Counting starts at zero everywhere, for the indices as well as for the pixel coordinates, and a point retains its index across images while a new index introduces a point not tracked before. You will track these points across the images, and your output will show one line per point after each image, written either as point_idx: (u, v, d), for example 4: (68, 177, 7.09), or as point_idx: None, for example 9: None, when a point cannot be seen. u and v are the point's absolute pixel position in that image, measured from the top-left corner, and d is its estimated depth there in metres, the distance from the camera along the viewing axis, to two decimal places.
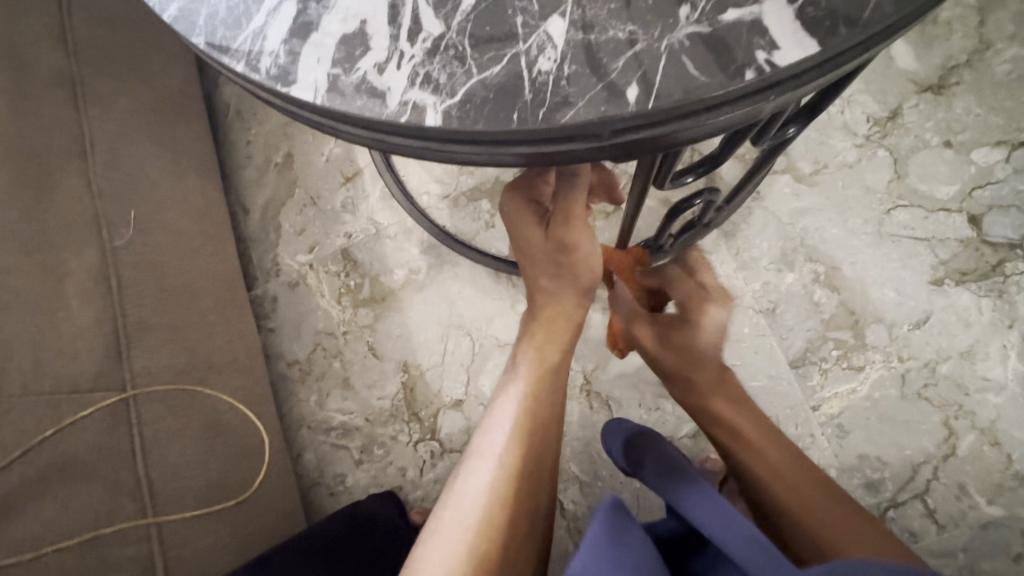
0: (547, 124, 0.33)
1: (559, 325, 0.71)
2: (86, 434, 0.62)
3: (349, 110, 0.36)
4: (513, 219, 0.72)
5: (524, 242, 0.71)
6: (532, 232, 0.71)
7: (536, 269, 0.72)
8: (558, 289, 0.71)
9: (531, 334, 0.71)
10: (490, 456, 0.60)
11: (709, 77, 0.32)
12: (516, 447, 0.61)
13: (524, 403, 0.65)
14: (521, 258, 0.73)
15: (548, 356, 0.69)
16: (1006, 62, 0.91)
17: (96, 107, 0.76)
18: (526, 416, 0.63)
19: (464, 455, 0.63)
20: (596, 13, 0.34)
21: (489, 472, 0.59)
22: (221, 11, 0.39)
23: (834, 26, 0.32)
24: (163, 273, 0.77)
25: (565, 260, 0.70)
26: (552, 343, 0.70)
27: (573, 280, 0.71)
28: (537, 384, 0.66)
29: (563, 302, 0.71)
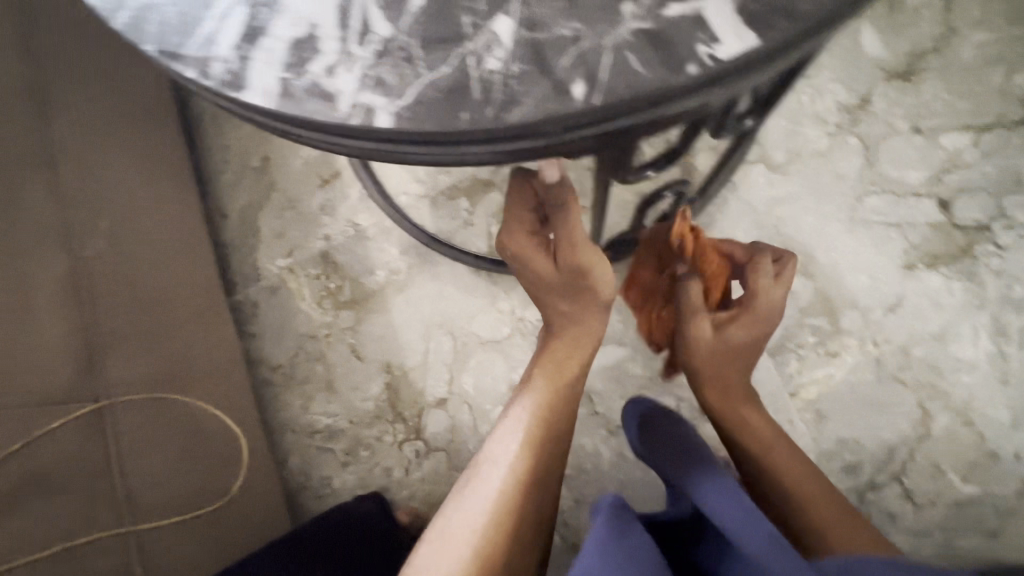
0: (495, 123, 0.34)
1: (579, 347, 0.70)
2: (62, 445, 0.63)
3: (301, 114, 0.36)
4: (521, 257, 0.68)
5: (538, 276, 0.68)
6: (542, 263, 0.67)
7: (550, 295, 0.69)
8: (575, 311, 0.69)
9: (551, 352, 0.70)
10: (502, 462, 0.61)
11: (652, 73, 0.33)
12: (525, 453, 0.62)
13: (535, 413, 0.65)
14: (533, 286, 0.70)
15: (568, 374, 0.69)
16: (972, 48, 0.92)
17: (62, 117, 0.75)
18: (538, 425, 0.64)
19: (474, 462, 0.64)
20: (542, 11, 0.34)
21: (500, 476, 0.59)
22: (171, 16, 0.39)
23: (773, 19, 0.32)
24: (137, 283, 0.76)
25: (579, 285, 0.67)
26: (573, 361, 0.70)
27: (591, 301, 0.69)
28: (552, 395, 0.67)
29: (582, 324, 0.70)
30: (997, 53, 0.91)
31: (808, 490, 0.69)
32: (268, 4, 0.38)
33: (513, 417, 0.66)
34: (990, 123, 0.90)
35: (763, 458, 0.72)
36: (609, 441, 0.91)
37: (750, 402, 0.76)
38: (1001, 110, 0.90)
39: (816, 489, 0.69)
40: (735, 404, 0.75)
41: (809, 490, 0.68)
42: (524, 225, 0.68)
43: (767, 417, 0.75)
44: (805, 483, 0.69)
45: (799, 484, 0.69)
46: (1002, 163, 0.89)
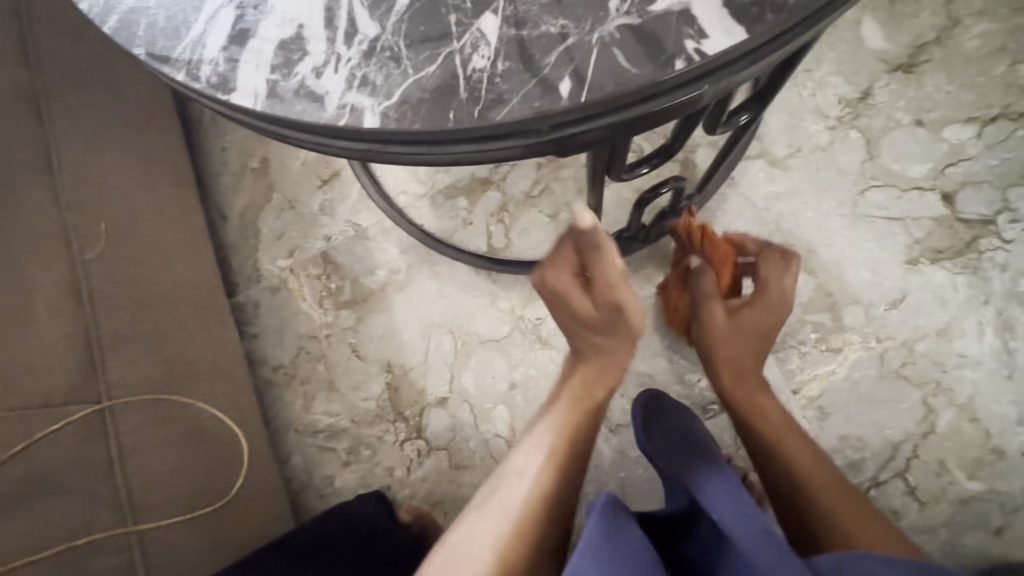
0: (481, 122, 0.34)
1: (607, 374, 0.69)
2: (63, 446, 0.63)
3: (289, 115, 0.36)
4: (558, 295, 0.66)
5: (575, 312, 0.67)
6: (582, 302, 0.66)
7: (584, 331, 0.68)
8: (608, 344, 0.69)
9: (578, 377, 0.70)
10: (525, 474, 0.61)
11: (639, 69, 0.32)
12: (546, 469, 0.61)
13: (559, 428, 0.65)
14: (568, 322, 0.69)
15: (594, 399, 0.68)
16: (975, 39, 0.91)
17: (61, 121, 0.76)
18: (562, 443, 0.63)
19: (494, 476, 0.63)
20: (528, 9, 0.34)
21: (523, 488, 0.59)
22: (160, 20, 0.39)
23: (761, 13, 0.32)
24: (138, 284, 0.77)
25: (616, 323, 0.66)
26: (600, 387, 0.69)
27: (624, 336, 0.68)
28: (575, 415, 0.67)
29: (612, 355, 0.69)
30: (1001, 44, 0.90)
31: (823, 478, 0.64)
32: (256, 6, 0.38)
33: (536, 436, 0.65)
34: (994, 115, 0.88)
35: (778, 446, 0.68)
36: (609, 439, 0.90)
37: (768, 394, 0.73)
38: (1005, 102, 0.88)
39: (832, 480, 0.64)
40: (750, 386, 0.73)
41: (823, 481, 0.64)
42: (562, 266, 0.65)
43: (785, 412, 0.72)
44: (819, 474, 0.64)
45: (813, 473, 0.65)
46: (1006, 155, 0.87)
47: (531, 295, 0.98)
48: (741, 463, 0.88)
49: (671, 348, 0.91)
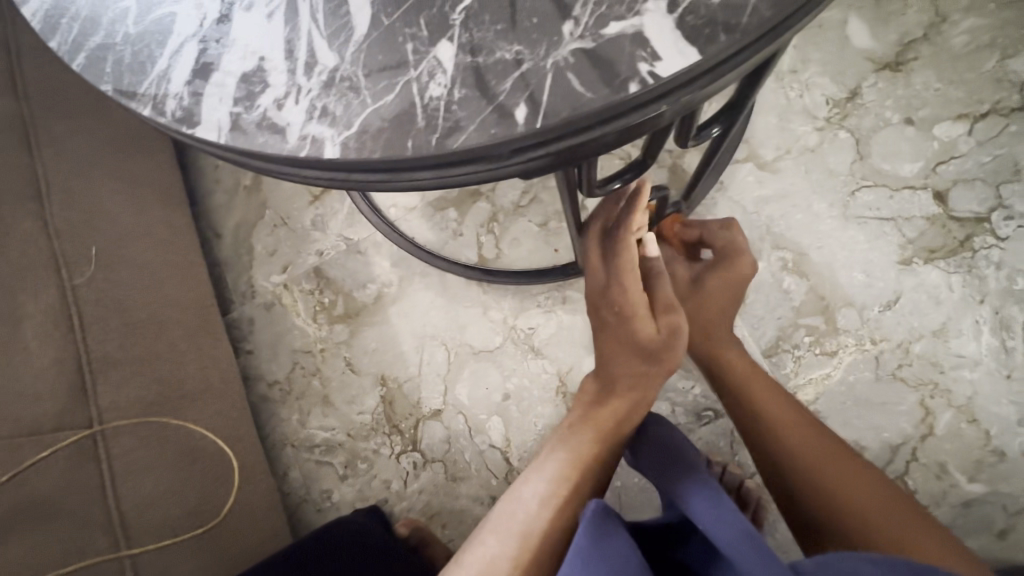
0: (439, 150, 0.34)
1: (637, 408, 0.67)
2: (53, 473, 0.63)
3: (252, 148, 0.36)
4: (625, 316, 0.66)
5: (633, 333, 0.66)
6: (644, 323, 0.66)
7: (630, 360, 0.66)
8: (648, 376, 0.67)
9: (606, 407, 0.66)
10: (541, 502, 0.59)
11: (594, 93, 0.32)
12: (563, 505, 0.59)
13: (581, 460, 0.63)
14: (618, 343, 0.67)
15: (620, 434, 0.66)
16: (962, 35, 0.89)
17: (49, 149, 0.77)
18: (580, 480, 0.61)
19: (503, 499, 0.62)
20: (483, 35, 0.34)
21: (539, 519, 0.58)
22: (126, 55, 0.40)
23: (713, 33, 0.31)
24: (128, 307, 0.78)
25: (665, 355, 0.66)
26: (627, 423, 0.67)
27: (662, 369, 0.67)
28: (594, 447, 0.64)
29: (645, 390, 0.67)
30: (990, 39, 0.89)
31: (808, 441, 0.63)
32: (218, 39, 0.38)
33: (554, 464, 0.62)
34: (985, 110, 0.87)
35: (751, 409, 0.67)
36: None
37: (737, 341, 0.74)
38: (996, 97, 0.87)
39: (817, 443, 0.62)
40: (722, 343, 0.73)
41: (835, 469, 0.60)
42: (634, 282, 0.65)
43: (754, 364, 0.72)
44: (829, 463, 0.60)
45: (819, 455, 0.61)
46: (998, 151, 0.86)
47: (522, 305, 0.98)
48: (737, 470, 0.87)
49: None
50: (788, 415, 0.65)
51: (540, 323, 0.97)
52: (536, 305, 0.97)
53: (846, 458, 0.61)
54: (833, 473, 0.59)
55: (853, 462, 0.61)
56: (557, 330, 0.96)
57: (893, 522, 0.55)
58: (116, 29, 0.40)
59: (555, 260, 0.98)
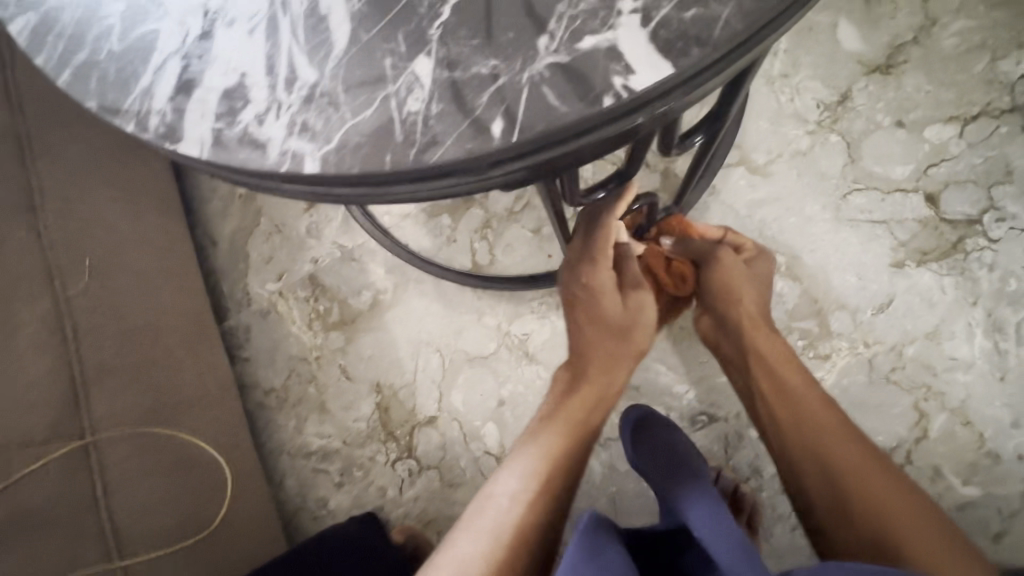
0: (418, 164, 0.34)
1: (608, 392, 0.67)
2: (45, 484, 0.63)
3: (234, 163, 0.37)
4: (595, 293, 0.69)
5: (603, 310, 0.68)
6: (613, 299, 0.69)
7: (602, 340, 0.68)
8: (618, 357, 0.68)
9: (577, 396, 0.66)
10: (514, 496, 0.58)
11: (569, 106, 0.32)
12: (536, 499, 0.58)
13: (554, 450, 0.62)
14: (588, 323, 0.69)
15: (593, 423, 0.65)
16: (953, 37, 0.89)
17: (44, 159, 0.75)
18: (552, 471, 0.60)
19: (477, 498, 0.61)
20: (460, 50, 0.34)
21: (513, 514, 0.57)
22: (110, 72, 0.40)
23: (686, 46, 0.32)
24: (125, 316, 0.78)
25: (633, 331, 0.69)
26: (599, 410, 0.66)
27: (631, 348, 0.69)
28: (566, 438, 0.63)
29: (615, 373, 0.68)
30: (980, 40, 0.88)
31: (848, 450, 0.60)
32: (200, 55, 0.39)
33: (526, 457, 0.61)
34: (976, 112, 0.87)
35: (789, 409, 0.65)
36: (599, 454, 0.90)
37: (776, 338, 0.72)
38: (987, 99, 0.87)
39: (857, 453, 0.60)
40: (761, 340, 0.71)
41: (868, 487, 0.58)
42: (605, 262, 0.69)
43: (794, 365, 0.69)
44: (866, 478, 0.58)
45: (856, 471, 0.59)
46: (990, 153, 0.86)
47: (516, 311, 0.98)
48: (731, 474, 0.87)
49: (657, 360, 0.90)
50: (829, 421, 0.63)
51: (534, 329, 0.97)
52: (530, 310, 0.98)
53: (885, 471, 0.59)
54: (868, 484, 0.58)
55: (893, 476, 0.59)
56: (551, 335, 0.96)
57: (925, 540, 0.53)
58: (100, 46, 0.41)
59: (548, 266, 0.98)
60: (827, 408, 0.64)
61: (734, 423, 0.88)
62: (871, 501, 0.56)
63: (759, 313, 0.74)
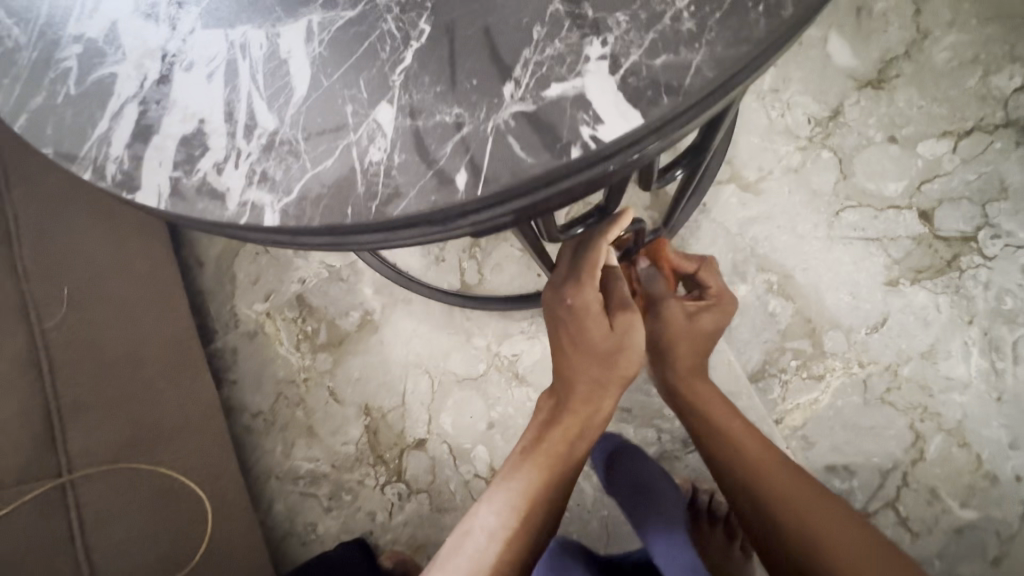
0: (380, 217, 0.33)
1: (592, 421, 0.65)
2: (16, 528, 0.62)
3: (192, 214, 0.35)
4: (579, 315, 0.63)
5: (586, 334, 0.63)
6: (598, 321, 0.63)
7: (587, 366, 0.64)
8: (603, 384, 0.64)
9: (559, 427, 0.64)
10: (492, 536, 0.58)
11: (535, 157, 0.31)
12: (512, 538, 0.58)
13: (534, 486, 0.61)
14: (573, 347, 0.64)
15: (575, 455, 0.64)
16: (945, 51, 0.87)
17: (20, 187, 0.73)
18: (531, 510, 0.59)
19: (455, 534, 0.61)
20: (423, 97, 0.33)
21: (490, 555, 0.57)
22: (67, 117, 0.39)
23: (656, 95, 0.30)
24: (103, 346, 0.76)
25: (620, 355, 0.64)
26: (583, 441, 0.64)
27: (618, 374, 0.64)
28: (546, 472, 0.62)
29: (600, 401, 0.64)
30: (973, 55, 0.86)
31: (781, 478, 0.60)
32: (158, 100, 0.37)
33: (504, 493, 0.61)
34: (969, 128, 0.86)
35: (717, 440, 0.65)
36: (591, 477, 0.88)
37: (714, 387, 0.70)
38: (979, 114, 0.86)
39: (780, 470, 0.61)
40: (698, 387, 0.70)
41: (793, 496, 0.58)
42: (591, 282, 0.63)
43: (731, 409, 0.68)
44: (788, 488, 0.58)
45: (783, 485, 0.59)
46: (984, 169, 0.85)
47: (506, 331, 0.97)
48: (725, 498, 0.86)
49: (649, 382, 0.89)
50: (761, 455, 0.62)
51: (524, 349, 0.96)
52: (520, 331, 0.96)
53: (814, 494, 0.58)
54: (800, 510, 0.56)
55: (829, 501, 0.57)
56: (541, 356, 0.95)
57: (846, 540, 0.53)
58: (57, 89, 0.39)
59: (537, 285, 0.97)
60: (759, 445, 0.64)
61: None
62: (799, 525, 0.55)
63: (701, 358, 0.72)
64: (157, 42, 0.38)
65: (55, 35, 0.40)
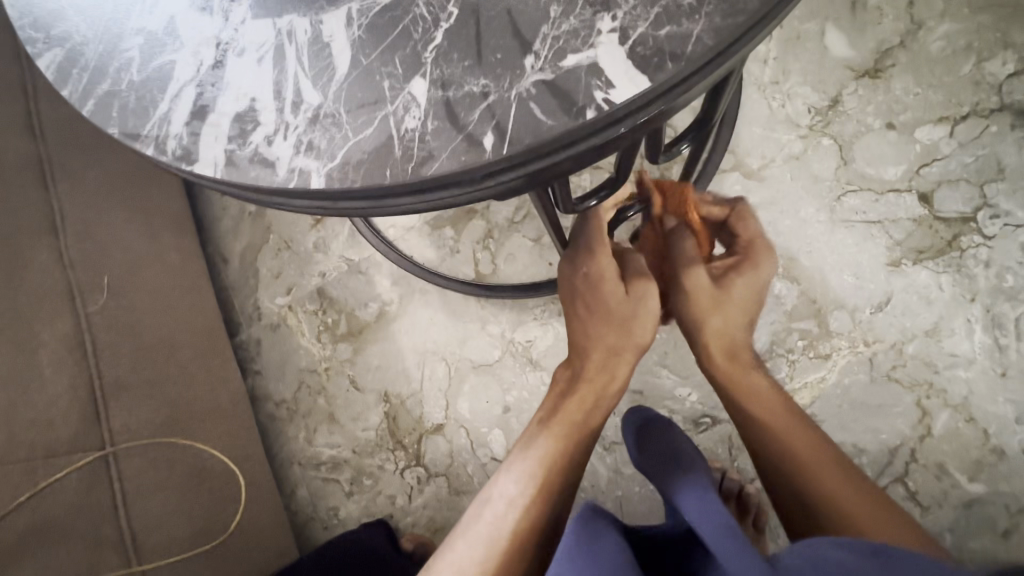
0: (415, 177, 0.36)
1: (607, 391, 0.68)
2: (65, 496, 0.66)
3: (245, 181, 0.40)
4: (593, 283, 0.69)
5: (601, 300, 0.68)
6: (613, 286, 0.68)
7: (603, 333, 0.68)
8: (617, 352, 0.68)
9: (575, 396, 0.67)
10: (511, 501, 0.61)
11: (554, 120, 0.35)
12: (531, 502, 0.61)
13: (551, 455, 0.64)
14: (588, 315, 0.69)
15: (590, 424, 0.67)
16: (940, 40, 0.90)
17: (65, 181, 0.78)
18: (549, 476, 0.62)
19: (476, 503, 0.64)
20: (452, 71, 0.37)
21: (511, 520, 0.60)
22: (130, 100, 0.43)
23: (661, 62, 0.34)
24: (140, 331, 0.80)
25: (634, 322, 0.67)
26: (598, 411, 0.67)
27: (632, 341, 0.68)
28: (563, 440, 0.65)
29: (614, 369, 0.68)
30: (965, 43, 0.90)
31: (807, 445, 0.62)
32: (214, 83, 0.42)
33: (523, 462, 0.64)
34: (965, 113, 0.89)
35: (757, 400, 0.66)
36: (605, 458, 0.91)
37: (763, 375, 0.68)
38: (975, 99, 0.88)
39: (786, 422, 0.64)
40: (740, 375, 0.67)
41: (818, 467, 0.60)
42: (605, 251, 0.70)
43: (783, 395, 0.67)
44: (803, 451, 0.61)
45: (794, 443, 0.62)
46: (981, 152, 0.88)
47: (519, 318, 1.00)
48: (736, 476, 0.88)
49: (661, 364, 0.92)
50: (786, 423, 0.64)
51: (538, 336, 0.99)
52: (533, 318, 0.99)
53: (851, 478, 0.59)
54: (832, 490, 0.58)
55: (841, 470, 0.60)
56: (554, 342, 0.98)
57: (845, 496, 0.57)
58: (121, 76, 0.44)
59: (549, 274, 1.00)
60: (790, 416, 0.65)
61: None
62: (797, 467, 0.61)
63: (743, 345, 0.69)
64: (211, 32, 0.43)
65: (118, 29, 0.45)
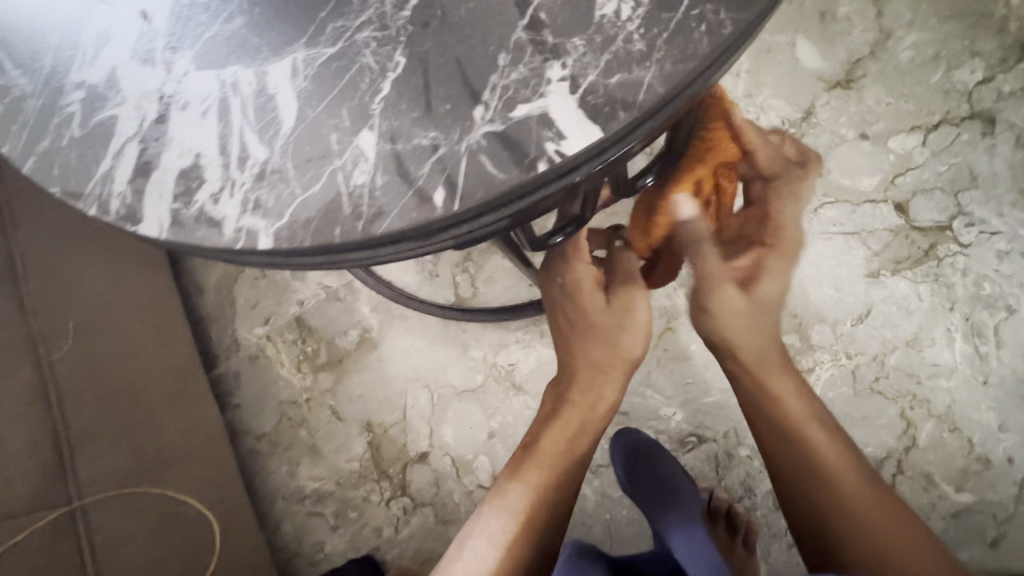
0: (366, 236, 0.35)
1: (594, 412, 0.66)
2: (31, 554, 0.65)
3: (191, 242, 0.38)
4: (579, 292, 0.68)
5: (586, 311, 0.68)
6: (595, 297, 0.68)
7: (588, 349, 0.67)
8: (604, 369, 0.67)
9: (559, 422, 0.66)
10: (493, 540, 0.60)
11: (505, 172, 0.34)
12: (513, 542, 0.60)
13: (535, 489, 0.62)
14: (572, 329, 0.68)
15: (576, 452, 0.65)
16: (909, 50, 0.91)
17: (22, 227, 0.77)
18: (532, 511, 0.61)
19: (456, 541, 0.63)
20: (401, 123, 0.36)
21: (492, 560, 0.59)
22: (72, 158, 0.42)
23: (613, 111, 0.33)
24: (106, 377, 0.78)
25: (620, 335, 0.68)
26: (584, 435, 0.66)
27: (619, 356, 0.67)
28: (549, 472, 0.63)
29: (601, 390, 0.67)
30: (934, 53, 0.90)
31: (848, 473, 0.63)
32: (158, 138, 0.40)
33: (503, 496, 0.63)
34: (937, 121, 0.89)
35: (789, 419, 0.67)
36: (592, 481, 0.90)
37: (786, 373, 0.71)
38: (946, 108, 0.89)
39: (816, 439, 0.65)
40: (771, 380, 0.70)
41: (847, 490, 0.62)
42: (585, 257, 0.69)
43: (807, 397, 0.69)
44: (843, 478, 0.63)
45: (830, 469, 0.63)
46: (953, 160, 0.88)
47: (501, 342, 0.99)
48: (724, 494, 0.87)
49: (645, 384, 0.90)
50: (809, 431, 0.66)
51: (520, 358, 0.98)
52: (515, 341, 0.98)
53: (870, 490, 0.62)
54: (851, 498, 0.61)
55: (885, 501, 0.61)
56: (537, 365, 0.97)
57: (875, 522, 0.59)
58: (62, 132, 0.42)
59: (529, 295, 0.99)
60: (824, 436, 0.66)
61: (724, 442, 0.88)
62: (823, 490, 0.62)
63: (772, 350, 0.72)
64: (154, 85, 0.41)
65: (58, 82, 0.43)
